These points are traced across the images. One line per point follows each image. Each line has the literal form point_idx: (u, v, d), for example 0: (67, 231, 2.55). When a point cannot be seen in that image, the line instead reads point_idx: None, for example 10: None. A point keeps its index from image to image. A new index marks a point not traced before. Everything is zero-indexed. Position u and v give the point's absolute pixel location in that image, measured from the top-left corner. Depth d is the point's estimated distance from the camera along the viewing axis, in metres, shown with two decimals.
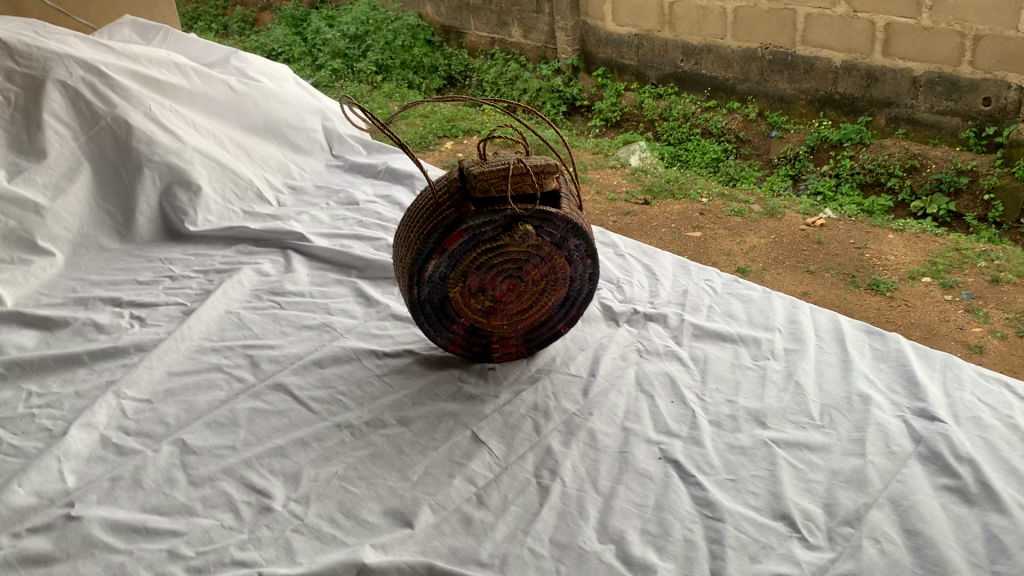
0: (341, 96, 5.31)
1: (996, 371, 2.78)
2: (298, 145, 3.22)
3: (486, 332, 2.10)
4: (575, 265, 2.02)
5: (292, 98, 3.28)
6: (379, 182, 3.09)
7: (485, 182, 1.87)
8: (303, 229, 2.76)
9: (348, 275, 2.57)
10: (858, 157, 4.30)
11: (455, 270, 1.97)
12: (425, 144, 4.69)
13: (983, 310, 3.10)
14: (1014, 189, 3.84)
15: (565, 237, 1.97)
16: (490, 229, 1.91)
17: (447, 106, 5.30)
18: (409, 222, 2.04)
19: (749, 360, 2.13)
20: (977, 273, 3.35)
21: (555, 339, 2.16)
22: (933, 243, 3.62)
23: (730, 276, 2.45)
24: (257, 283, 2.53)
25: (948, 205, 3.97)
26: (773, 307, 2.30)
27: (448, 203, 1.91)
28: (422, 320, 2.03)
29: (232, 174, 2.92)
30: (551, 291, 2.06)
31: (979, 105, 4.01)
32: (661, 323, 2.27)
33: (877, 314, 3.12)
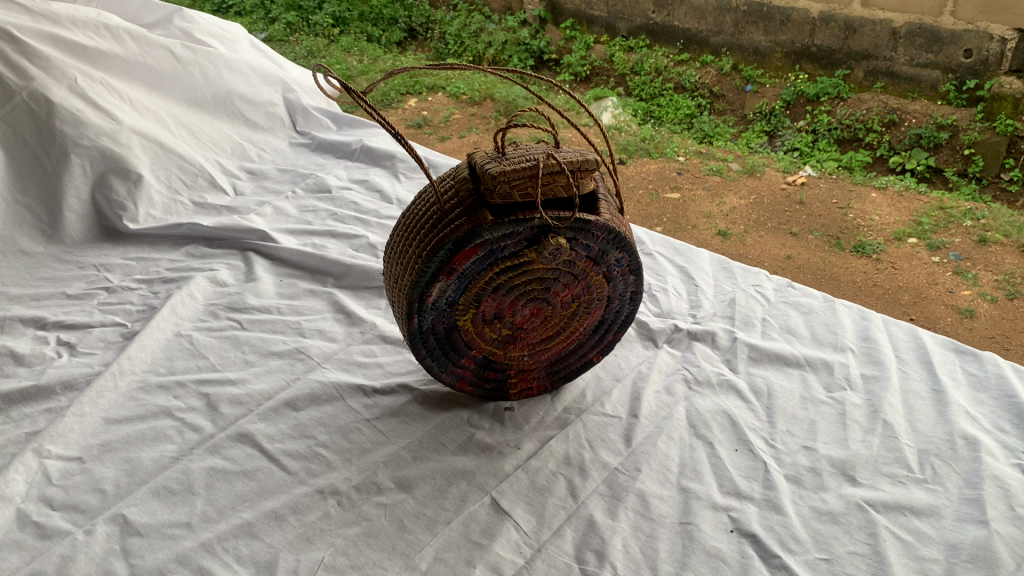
0: (294, 50, 4.77)
1: (987, 337, 2.46)
2: (254, 121, 2.75)
3: (502, 366, 1.69)
4: (615, 282, 1.62)
5: (247, 66, 2.80)
6: (355, 165, 2.64)
7: (508, 183, 1.45)
8: (266, 225, 2.32)
9: (323, 283, 2.14)
10: (834, 112, 3.85)
11: (467, 293, 1.54)
12: (388, 102, 4.21)
13: (971, 272, 2.76)
14: (997, 142, 3.44)
15: (606, 251, 1.56)
16: (511, 242, 1.50)
17: (410, 61, 4.79)
18: (405, 231, 1.60)
19: (821, 393, 1.75)
20: (964, 233, 2.99)
21: (584, 370, 1.76)
22: (915, 200, 3.25)
23: (782, 279, 2.07)
24: (212, 296, 2.09)
25: (927, 160, 3.53)
26: (840, 320, 1.93)
27: (458, 210, 1.49)
28: (423, 356, 1.61)
29: (178, 159, 2.46)
30: (583, 315, 1.65)
31: (961, 57, 3.60)
32: (709, 342, 1.87)
33: (862, 279, 2.77)
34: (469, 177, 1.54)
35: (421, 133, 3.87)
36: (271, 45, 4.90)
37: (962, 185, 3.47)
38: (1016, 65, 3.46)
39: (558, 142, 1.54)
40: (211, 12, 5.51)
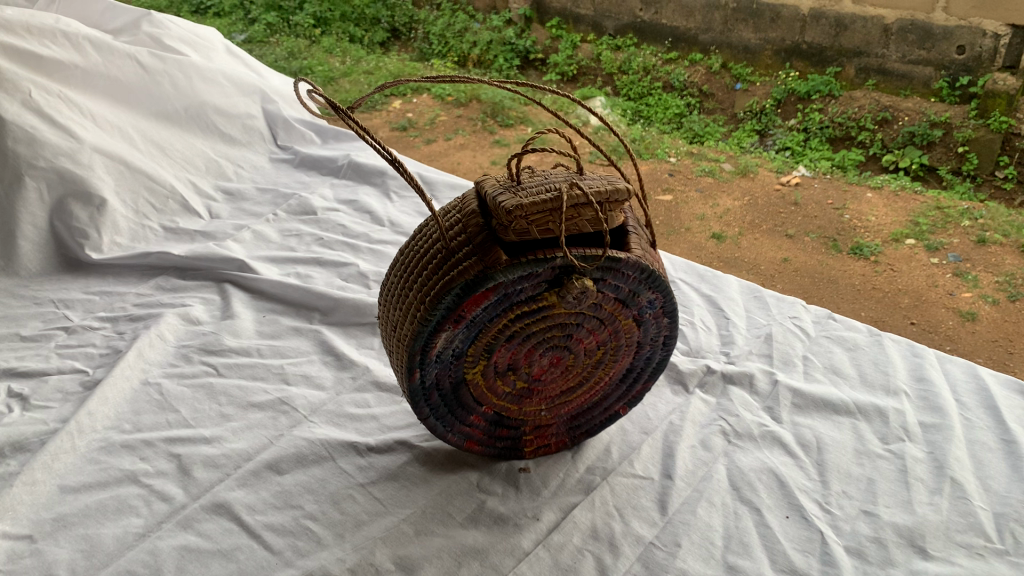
0: (274, 52, 4.53)
1: (988, 340, 2.28)
2: (232, 135, 2.51)
3: (516, 422, 1.47)
4: (646, 325, 1.40)
5: (224, 75, 2.56)
6: (342, 182, 2.42)
7: (525, 217, 1.23)
8: (244, 253, 2.09)
9: (309, 319, 1.92)
10: (826, 110, 3.66)
11: (476, 343, 1.33)
12: (371, 105, 3.99)
13: (971, 274, 2.56)
14: (991, 139, 3.22)
15: (638, 292, 1.34)
16: (529, 285, 1.28)
17: (393, 61, 4.54)
18: (405, 271, 1.38)
19: (876, 445, 1.55)
20: (962, 232, 2.79)
21: (609, 423, 1.54)
22: (911, 200, 3.03)
23: (821, 309, 1.86)
24: (184, 337, 1.86)
25: (921, 159, 3.30)
26: (890, 357, 1.72)
27: (466, 248, 1.26)
28: (426, 414, 1.39)
29: (146, 180, 2.22)
30: (609, 363, 1.43)
31: (953, 53, 3.41)
32: (746, 387, 1.67)
33: (860, 281, 2.57)
34: (478, 210, 1.32)
35: (406, 137, 3.66)
36: (249, 47, 4.64)
37: (956, 183, 3.24)
38: (1010, 62, 3.28)
39: (581, 167, 1.32)
40: (188, 13, 5.24)
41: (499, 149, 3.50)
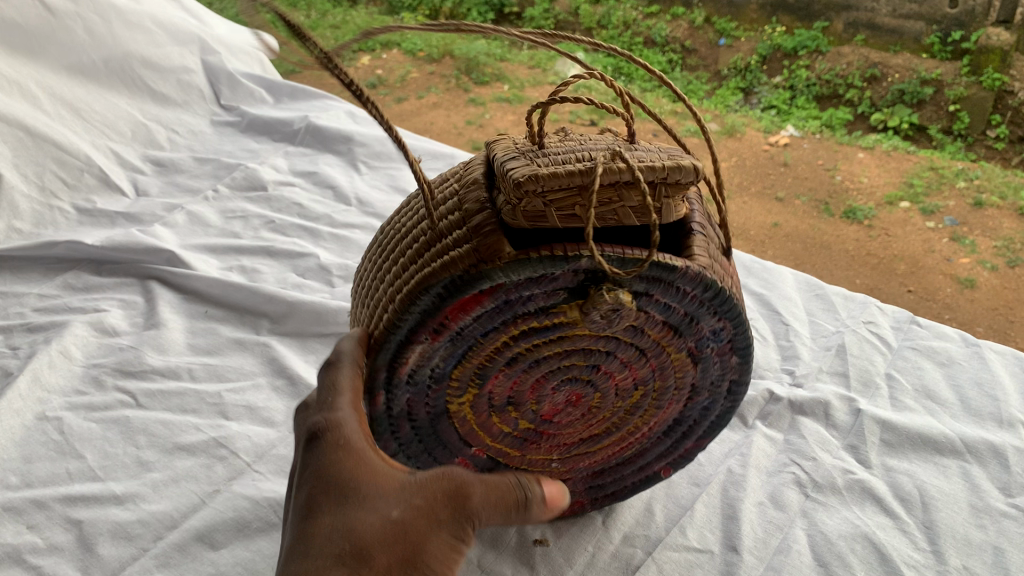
0: (232, 6, 4.05)
1: (988, 310, 1.92)
2: (164, 94, 2.06)
3: (516, 471, 1.08)
4: (706, 364, 0.99)
5: (155, 19, 2.08)
6: (298, 150, 1.99)
7: (540, 194, 0.82)
8: (175, 241, 1.67)
9: (255, 329, 1.52)
10: (813, 66, 3.11)
11: (464, 366, 0.92)
12: (337, 60, 3.53)
13: (969, 238, 2.16)
14: (982, 97, 2.77)
15: (697, 316, 0.93)
16: (543, 296, 0.87)
17: (359, 15, 4.05)
18: (382, 259, 1.00)
19: (997, 499, 1.18)
20: (958, 195, 2.36)
21: (644, 484, 1.15)
22: (904, 160, 2.59)
23: (901, 312, 1.50)
24: (96, 352, 1.46)
25: (911, 117, 2.83)
26: (994, 375, 1.36)
27: (459, 230, 0.87)
28: (392, 452, 1.00)
29: (53, 150, 1.78)
30: (650, 410, 1.04)
31: (946, 6, 2.93)
32: (820, 419, 1.31)
33: (854, 247, 2.18)
34: (483, 179, 0.92)
35: (374, 96, 3.23)
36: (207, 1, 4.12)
37: (945, 144, 2.76)
38: (1004, 16, 2.82)
39: (633, 134, 0.92)
40: None
41: (474, 109, 3.07)
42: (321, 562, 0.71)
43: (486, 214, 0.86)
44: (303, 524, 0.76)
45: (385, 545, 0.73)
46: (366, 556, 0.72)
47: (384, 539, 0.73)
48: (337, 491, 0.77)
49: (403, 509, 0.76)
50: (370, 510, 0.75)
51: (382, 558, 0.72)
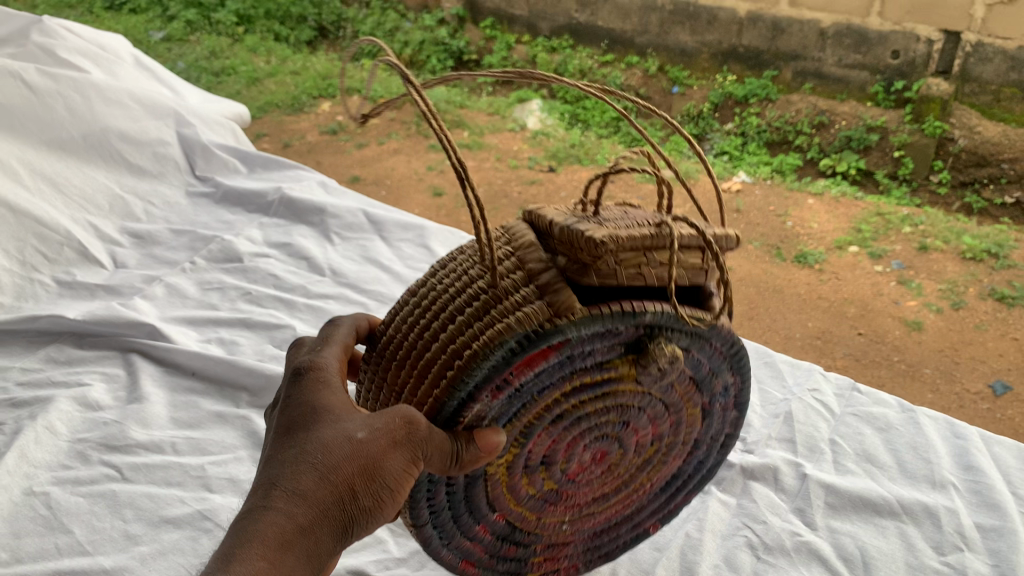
0: (191, 51, 4.08)
1: (934, 353, 2.03)
2: (140, 167, 2.12)
3: (529, 539, 1.07)
4: (711, 418, 1.09)
5: (132, 97, 2.17)
6: (273, 221, 2.07)
7: (616, 254, 0.89)
8: (154, 315, 1.74)
9: (235, 402, 1.58)
10: (763, 114, 3.20)
11: (513, 426, 0.92)
12: (298, 107, 3.60)
13: (915, 281, 2.31)
14: (925, 144, 2.89)
15: (717, 373, 1.03)
16: (600, 348, 0.90)
17: (319, 60, 4.10)
18: (420, 313, 0.98)
19: (931, 557, 1.28)
20: (904, 239, 2.51)
21: (631, 544, 1.22)
22: (852, 205, 2.74)
23: (843, 380, 1.61)
24: (80, 427, 1.50)
25: (858, 162, 2.94)
26: (928, 440, 1.47)
27: (526, 288, 0.89)
28: (424, 520, 0.96)
29: (34, 223, 1.84)
30: (657, 465, 1.10)
31: (888, 56, 3.01)
32: (770, 483, 1.41)
33: (805, 291, 2.29)
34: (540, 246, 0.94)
35: (336, 141, 3.33)
36: (167, 45, 4.12)
37: (891, 188, 2.89)
38: (942, 67, 2.93)
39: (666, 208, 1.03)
40: (100, 9, 4.60)
41: (434, 155, 3.20)
42: (296, 469, 0.83)
43: (553, 275, 0.89)
44: (279, 439, 0.87)
45: (348, 460, 0.83)
46: (333, 467, 0.83)
47: (347, 454, 0.83)
48: (313, 414, 0.87)
49: (368, 430, 0.84)
50: (338, 429, 0.85)
51: (346, 468, 0.83)
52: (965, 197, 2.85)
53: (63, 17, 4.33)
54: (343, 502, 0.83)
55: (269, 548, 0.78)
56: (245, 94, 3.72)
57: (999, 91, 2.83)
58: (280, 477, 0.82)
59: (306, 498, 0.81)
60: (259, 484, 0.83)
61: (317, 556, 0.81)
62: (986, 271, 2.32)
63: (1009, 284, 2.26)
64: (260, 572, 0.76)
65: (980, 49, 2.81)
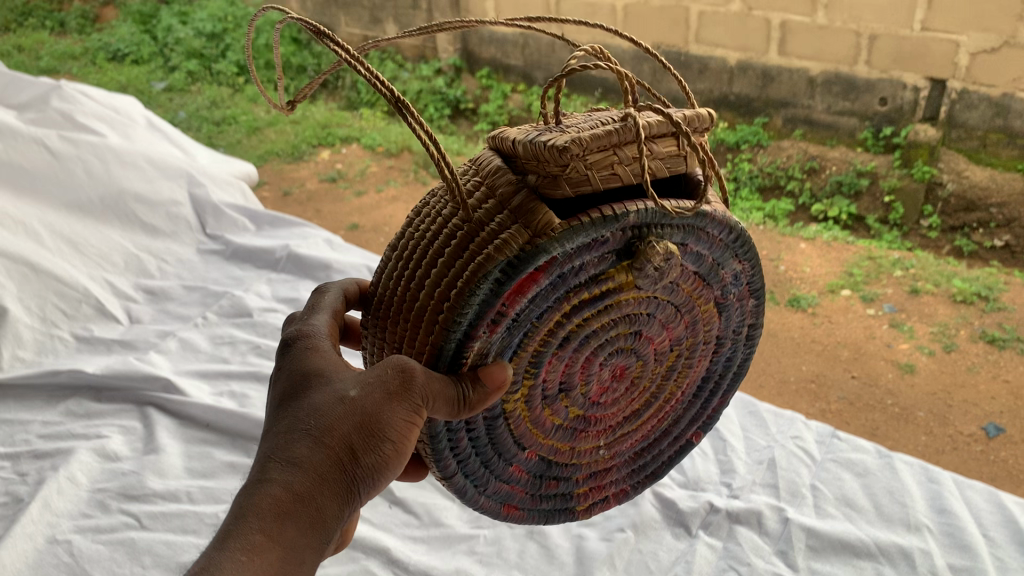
0: (193, 102, 4.19)
1: (933, 399, 2.09)
2: (154, 225, 2.23)
3: (568, 471, 1.11)
4: (729, 311, 1.10)
5: (146, 160, 2.29)
6: (280, 278, 2.17)
7: (583, 158, 0.89)
8: (168, 369, 1.82)
9: (246, 452, 1.67)
10: (754, 159, 3.06)
11: (520, 356, 0.93)
12: (298, 156, 3.71)
13: (908, 325, 2.32)
14: (914, 189, 2.79)
15: (723, 263, 1.03)
16: (593, 259, 0.90)
17: (318, 109, 4.18)
18: (402, 265, 1.00)
19: None
20: (895, 283, 2.48)
21: (677, 455, 1.27)
22: (844, 250, 2.67)
23: (824, 427, 1.69)
24: (99, 477, 1.58)
25: (849, 207, 2.85)
26: (904, 484, 1.55)
27: (500, 216, 0.91)
28: (452, 471, 0.97)
29: (54, 281, 1.94)
30: (683, 370, 1.13)
31: (876, 103, 2.87)
32: (754, 527, 1.49)
33: (799, 334, 2.34)
34: (506, 166, 0.95)
35: (335, 189, 3.44)
36: (168, 96, 4.25)
37: (883, 233, 2.79)
38: (930, 113, 2.79)
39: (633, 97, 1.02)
40: (105, 60, 4.71)
41: None
42: (292, 439, 0.86)
43: (524, 195, 0.90)
44: (277, 410, 0.91)
45: (343, 421, 0.86)
46: (328, 431, 0.86)
47: (342, 412, 0.87)
48: (305, 383, 0.91)
49: (360, 390, 0.88)
50: (330, 393, 0.88)
51: (342, 430, 0.86)
52: (955, 240, 2.76)
53: (64, 70, 4.48)
54: (345, 462, 0.86)
55: (269, 519, 0.81)
56: (247, 144, 3.82)
57: (986, 137, 2.70)
58: (275, 449, 0.86)
59: (305, 461, 0.85)
60: (259, 458, 0.86)
61: (324, 517, 0.84)
62: (977, 314, 2.32)
63: (999, 326, 2.26)
64: (261, 545, 0.80)
65: (966, 97, 2.68)
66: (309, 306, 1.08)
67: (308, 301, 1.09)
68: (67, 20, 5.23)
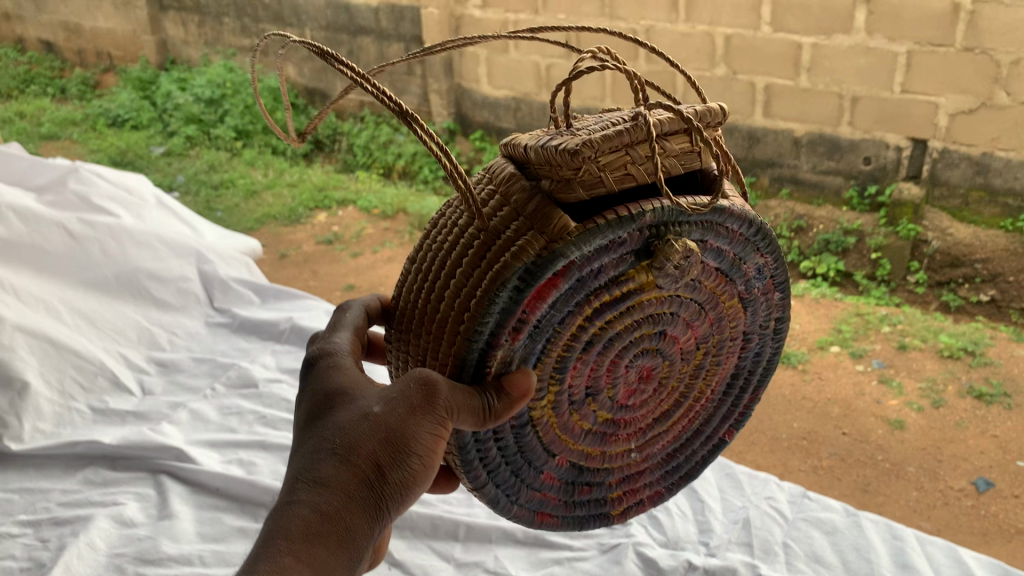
0: (192, 166, 4.31)
1: (920, 455, 2.20)
2: (164, 300, 2.36)
3: (599, 475, 1.24)
4: (754, 306, 1.21)
5: (158, 239, 2.43)
6: (285, 349, 2.29)
7: (595, 161, 1.02)
8: (180, 438, 1.93)
9: (255, 517, 1.78)
10: None
11: (545, 363, 1.07)
12: (296, 219, 3.84)
13: (896, 380, 2.48)
14: (901, 247, 2.98)
15: (745, 258, 1.15)
16: (610, 261, 1.04)
17: (315, 173, 4.33)
18: (426, 281, 1.14)
19: None
20: (883, 339, 2.67)
21: (711, 455, 1.39)
22: (832, 306, 2.87)
23: (796, 487, 1.81)
24: (117, 542, 1.68)
25: (837, 265, 3.05)
26: (870, 541, 1.66)
27: (515, 222, 1.05)
28: (483, 482, 1.11)
29: (73, 356, 2.06)
30: (711, 367, 1.25)
31: (860, 162, 3.09)
32: None
33: (790, 391, 2.49)
34: (518, 173, 1.09)
35: (331, 251, 3.58)
36: (167, 160, 4.37)
37: (870, 290, 2.98)
38: (913, 171, 3.01)
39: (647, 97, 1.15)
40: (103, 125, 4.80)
41: None
42: (324, 459, 0.99)
43: (538, 200, 1.04)
44: (307, 431, 1.04)
45: (369, 439, 0.99)
46: (354, 449, 0.99)
47: (366, 429, 1.00)
48: (331, 407, 1.04)
49: (383, 408, 1.01)
50: (356, 413, 1.02)
51: (368, 446, 0.99)
52: (942, 295, 2.94)
53: (64, 136, 4.54)
54: (373, 475, 0.99)
55: (305, 531, 0.94)
56: (244, 207, 3.94)
57: (968, 194, 2.91)
58: (309, 469, 0.99)
59: (336, 478, 0.98)
60: (294, 478, 1.00)
61: (357, 524, 0.97)
62: (964, 369, 2.48)
63: (985, 381, 2.42)
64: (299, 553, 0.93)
65: (947, 155, 2.90)
66: (331, 330, 1.21)
67: (331, 324, 1.23)
68: (67, 87, 5.36)
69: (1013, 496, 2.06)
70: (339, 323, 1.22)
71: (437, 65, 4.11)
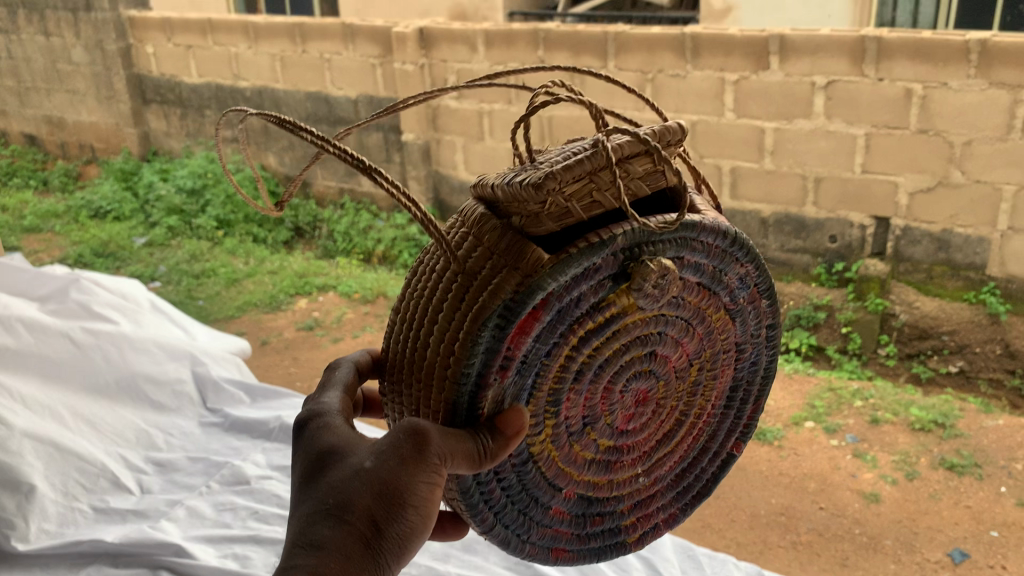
0: (175, 256, 4.47)
1: (900, 524, 2.37)
2: (161, 402, 2.51)
3: (609, 505, 1.37)
4: (742, 315, 1.32)
5: (155, 345, 2.60)
6: (274, 445, 2.43)
7: (561, 194, 1.15)
8: (179, 535, 2.06)
9: None
10: None
11: (537, 398, 1.19)
12: (276, 305, 4.00)
13: (870, 454, 2.67)
14: (870, 320, 3.21)
15: (726, 270, 1.27)
16: (590, 288, 1.15)
17: (295, 259, 4.51)
18: (420, 326, 1.28)
19: None
20: (856, 414, 2.88)
21: (722, 470, 1.50)
22: (805, 381, 3.10)
23: (752, 566, 1.97)
24: None
25: (808, 339, 3.26)
26: None
27: (490, 259, 1.19)
28: (490, 524, 1.24)
29: (77, 459, 2.20)
30: (708, 383, 1.37)
31: (826, 241, 3.37)
32: None
33: (766, 468, 2.65)
34: (487, 212, 1.23)
35: (312, 337, 3.73)
36: (149, 251, 4.55)
37: (842, 364, 3.20)
38: (877, 248, 3.28)
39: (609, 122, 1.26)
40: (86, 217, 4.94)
41: None
42: (323, 519, 1.13)
43: (509, 236, 1.18)
44: (304, 489, 1.18)
45: (365, 495, 1.13)
46: (350, 507, 1.13)
47: (360, 485, 1.14)
48: (324, 466, 1.18)
49: (374, 463, 1.15)
50: (350, 471, 1.15)
51: (366, 501, 1.13)
52: (911, 368, 3.16)
53: (47, 228, 4.66)
54: (371, 528, 1.12)
55: None
56: (226, 296, 4.10)
57: (931, 269, 3.18)
58: (310, 529, 1.12)
59: (334, 536, 1.11)
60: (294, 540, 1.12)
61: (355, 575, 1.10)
62: (935, 441, 2.70)
63: (956, 452, 2.64)
64: None
65: (909, 233, 3.17)
66: (321, 386, 1.35)
67: (321, 381, 1.37)
68: (49, 180, 5.48)
69: (988, 566, 2.19)
70: (329, 380, 1.36)
71: (415, 153, 4.32)
